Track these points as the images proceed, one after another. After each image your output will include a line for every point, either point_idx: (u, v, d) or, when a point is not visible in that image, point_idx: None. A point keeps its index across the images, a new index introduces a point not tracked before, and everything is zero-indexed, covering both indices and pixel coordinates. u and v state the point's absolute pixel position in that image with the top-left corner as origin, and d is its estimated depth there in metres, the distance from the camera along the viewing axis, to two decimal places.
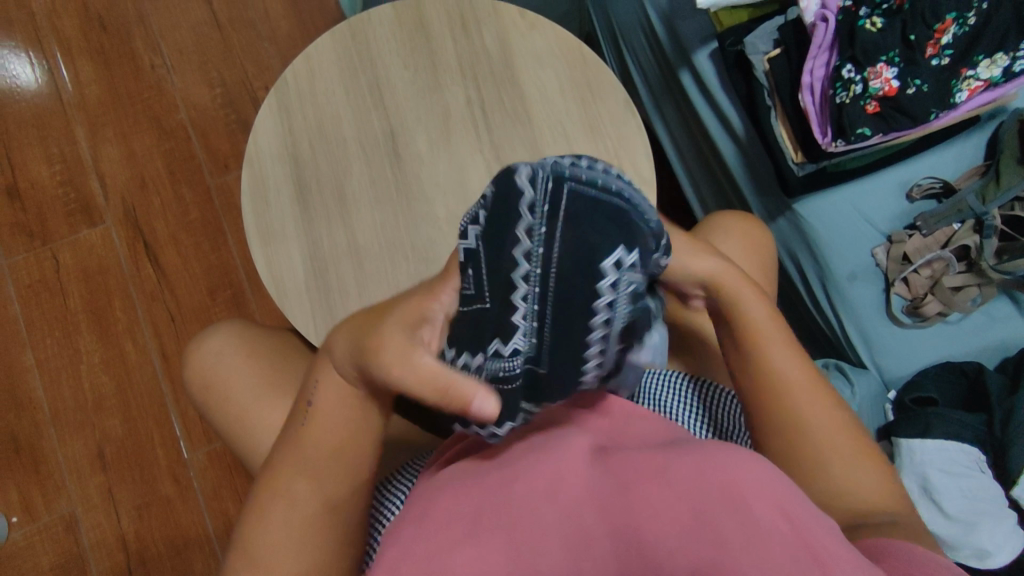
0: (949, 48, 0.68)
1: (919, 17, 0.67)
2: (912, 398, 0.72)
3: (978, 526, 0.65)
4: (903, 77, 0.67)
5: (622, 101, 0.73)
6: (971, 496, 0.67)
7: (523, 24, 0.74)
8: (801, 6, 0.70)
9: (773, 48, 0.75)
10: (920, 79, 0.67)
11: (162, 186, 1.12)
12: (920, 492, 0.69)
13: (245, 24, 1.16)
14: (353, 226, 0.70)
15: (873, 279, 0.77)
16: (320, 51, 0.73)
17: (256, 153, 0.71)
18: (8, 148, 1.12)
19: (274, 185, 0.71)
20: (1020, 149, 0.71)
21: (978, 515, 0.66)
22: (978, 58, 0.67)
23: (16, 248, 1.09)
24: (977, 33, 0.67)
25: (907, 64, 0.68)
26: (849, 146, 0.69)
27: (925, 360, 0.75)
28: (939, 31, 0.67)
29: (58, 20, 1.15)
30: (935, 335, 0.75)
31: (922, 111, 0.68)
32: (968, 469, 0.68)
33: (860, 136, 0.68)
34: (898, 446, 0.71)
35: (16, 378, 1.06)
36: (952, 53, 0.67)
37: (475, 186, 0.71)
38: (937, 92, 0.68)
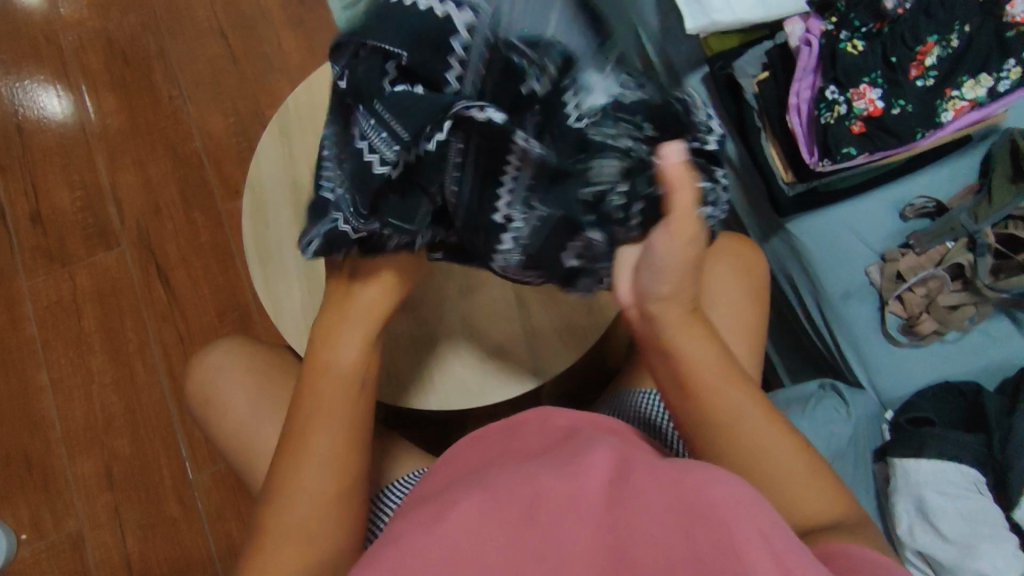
0: (934, 70, 0.69)
1: (899, 39, 0.69)
2: (909, 417, 0.72)
3: (977, 549, 0.64)
4: (887, 97, 0.69)
5: None
6: (968, 518, 0.66)
7: None
8: (786, 30, 0.73)
9: (761, 71, 0.77)
10: (903, 100, 0.69)
11: (176, 211, 1.16)
12: (918, 515, 0.68)
13: (259, 57, 1.21)
14: None
15: (868, 297, 0.77)
16: (322, 80, 0.77)
17: (258, 178, 0.74)
18: (33, 175, 1.18)
19: (275, 208, 0.74)
20: (1012, 168, 0.71)
21: (977, 537, 0.64)
22: (962, 79, 0.68)
23: (36, 270, 1.14)
24: (959, 56, 0.68)
25: (890, 85, 0.70)
26: (836, 166, 0.70)
27: (922, 380, 0.75)
28: (922, 53, 0.69)
29: (85, 55, 1.22)
30: (932, 355, 0.75)
31: (908, 130, 0.69)
32: (968, 491, 0.67)
33: (845, 156, 0.69)
34: (893, 467, 0.71)
35: (31, 396, 1.09)
36: (936, 74, 0.69)
37: None
38: (922, 112, 0.69)
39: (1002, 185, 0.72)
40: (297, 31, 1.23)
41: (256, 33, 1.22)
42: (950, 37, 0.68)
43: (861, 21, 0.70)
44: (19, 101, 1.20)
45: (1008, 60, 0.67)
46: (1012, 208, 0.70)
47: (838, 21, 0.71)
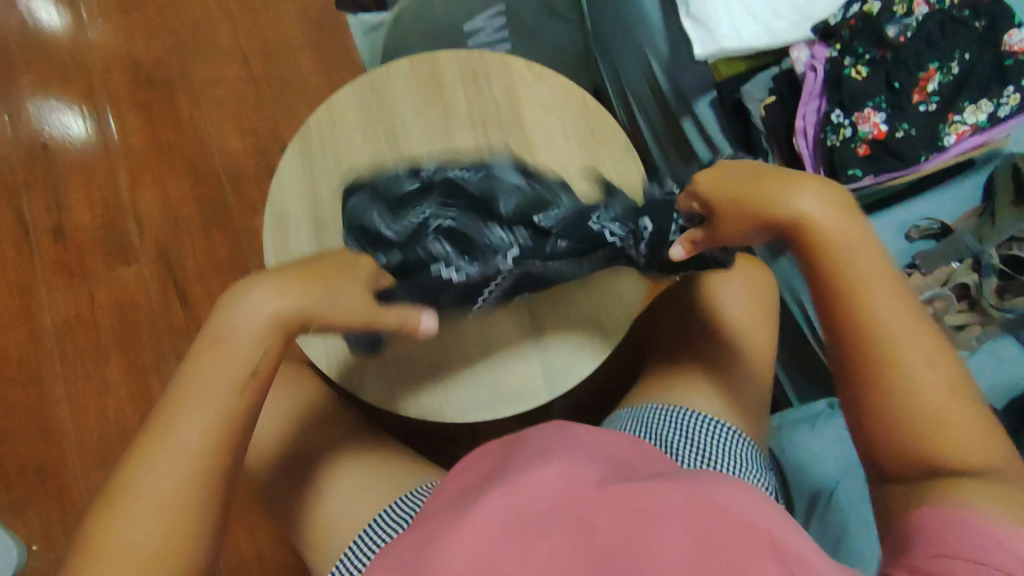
0: (936, 95, 0.71)
1: (902, 64, 0.72)
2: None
3: None
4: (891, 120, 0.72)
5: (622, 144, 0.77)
6: None
7: (529, 75, 0.80)
8: (792, 57, 0.77)
9: (768, 96, 0.79)
10: (907, 123, 0.71)
11: (194, 227, 1.18)
12: None
13: (279, 81, 1.26)
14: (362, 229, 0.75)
15: None
16: (342, 101, 0.80)
17: (277, 193, 0.77)
18: (56, 192, 1.21)
19: (294, 222, 0.76)
20: (1015, 192, 0.73)
21: None
22: (963, 105, 0.70)
23: (56, 284, 1.16)
24: (961, 81, 0.70)
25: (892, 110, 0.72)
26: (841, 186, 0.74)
27: None
28: (923, 79, 0.71)
29: (110, 77, 1.26)
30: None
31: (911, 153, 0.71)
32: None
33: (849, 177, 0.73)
34: None
35: (47, 408, 1.10)
36: (938, 99, 0.71)
37: None
38: (925, 135, 0.71)
39: (1006, 207, 0.73)
40: (315, 56, 1.27)
41: (275, 58, 1.27)
42: (950, 64, 0.70)
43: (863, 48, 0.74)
44: (46, 122, 1.24)
45: (1008, 86, 0.68)
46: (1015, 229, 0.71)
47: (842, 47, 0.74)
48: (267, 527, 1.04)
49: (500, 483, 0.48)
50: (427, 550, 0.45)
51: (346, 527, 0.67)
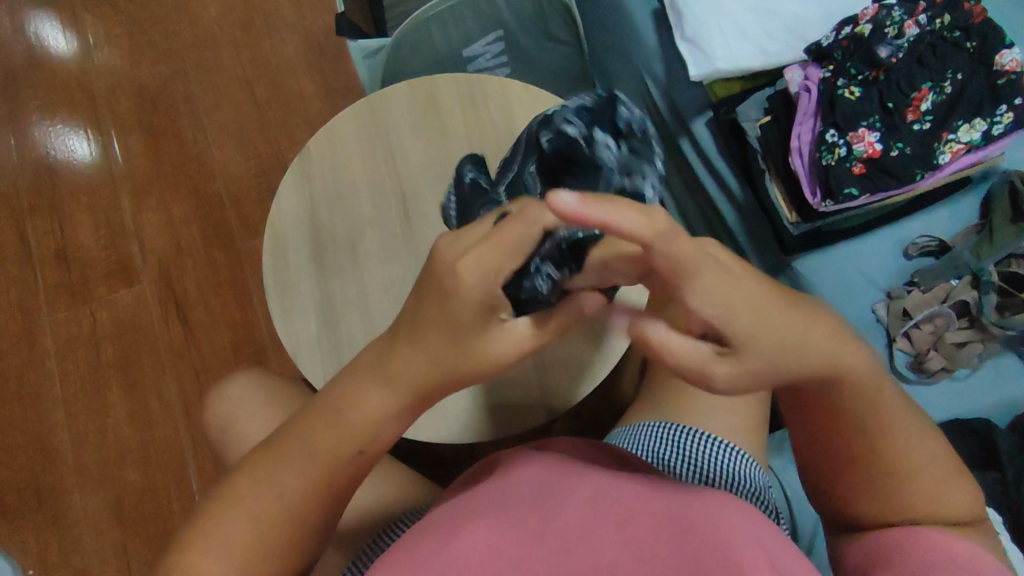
0: (929, 114, 0.70)
1: (894, 86, 0.71)
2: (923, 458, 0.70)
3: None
4: (886, 140, 0.70)
5: None
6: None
7: (527, 98, 0.81)
8: (785, 78, 0.75)
9: (763, 116, 0.80)
10: (902, 142, 0.70)
11: (195, 248, 1.19)
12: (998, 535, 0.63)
13: (281, 104, 1.28)
14: (364, 275, 0.75)
15: (875, 333, 0.77)
16: (342, 125, 0.81)
17: (277, 219, 0.76)
18: (61, 213, 1.22)
19: (293, 243, 0.76)
20: (1012, 209, 0.74)
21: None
22: (957, 124, 0.69)
23: (59, 305, 1.17)
24: (953, 101, 0.70)
25: (878, 125, 0.71)
26: (838, 206, 0.71)
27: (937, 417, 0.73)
28: (917, 99, 0.70)
29: (116, 101, 1.28)
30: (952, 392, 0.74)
31: (913, 165, 0.70)
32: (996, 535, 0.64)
33: (846, 196, 0.70)
34: None
35: (47, 430, 1.10)
36: (932, 118, 0.70)
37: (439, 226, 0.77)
38: (918, 150, 0.70)
39: (1004, 222, 0.73)
40: (318, 80, 1.29)
41: (278, 82, 1.29)
42: (938, 83, 0.70)
43: (849, 66, 0.72)
44: (50, 145, 1.25)
45: (1001, 105, 0.68)
46: (1013, 246, 0.72)
47: (835, 66, 0.72)
48: None
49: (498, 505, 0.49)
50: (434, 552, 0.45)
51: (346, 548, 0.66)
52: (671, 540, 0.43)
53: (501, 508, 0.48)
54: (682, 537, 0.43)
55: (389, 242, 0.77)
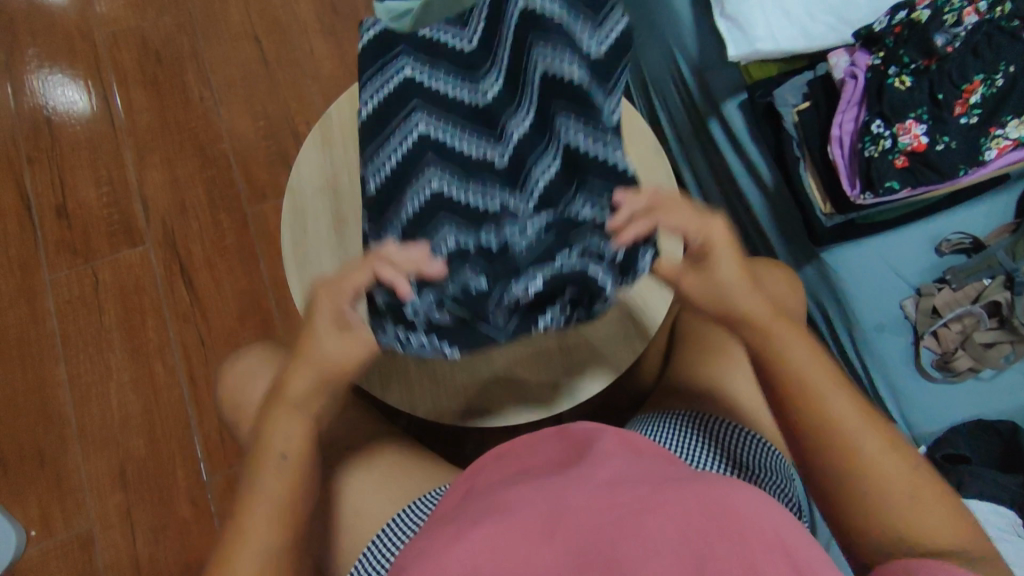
0: (978, 107, 0.68)
1: (946, 76, 0.68)
2: (944, 455, 0.71)
3: None
4: (930, 133, 0.68)
5: (650, 143, 0.76)
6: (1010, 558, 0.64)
7: None
8: (830, 63, 0.73)
9: (802, 102, 0.78)
10: (948, 136, 0.68)
11: (201, 211, 1.16)
12: None
13: (291, 63, 1.23)
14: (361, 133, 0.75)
15: (901, 330, 0.76)
16: None
17: (297, 183, 0.72)
18: (61, 169, 1.18)
19: (313, 214, 0.72)
20: None
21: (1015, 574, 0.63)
22: (1006, 119, 0.67)
23: (59, 265, 1.14)
24: (1005, 95, 0.67)
25: (925, 116, 0.69)
26: (877, 199, 0.70)
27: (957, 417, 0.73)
28: (967, 91, 0.68)
29: (118, 53, 1.23)
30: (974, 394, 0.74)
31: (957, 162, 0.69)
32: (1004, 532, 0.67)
33: (886, 189, 0.69)
34: None
35: (49, 392, 1.08)
36: (980, 112, 0.68)
37: None
38: (962, 145, 0.69)
39: None
40: (329, 40, 1.24)
41: (288, 40, 1.24)
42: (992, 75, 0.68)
43: (901, 55, 0.69)
44: (48, 95, 1.21)
45: None
46: None
47: (885, 55, 0.70)
48: None
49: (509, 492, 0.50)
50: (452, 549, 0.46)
51: (366, 526, 0.65)
52: (689, 539, 0.43)
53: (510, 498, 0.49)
54: (699, 523, 0.44)
55: None
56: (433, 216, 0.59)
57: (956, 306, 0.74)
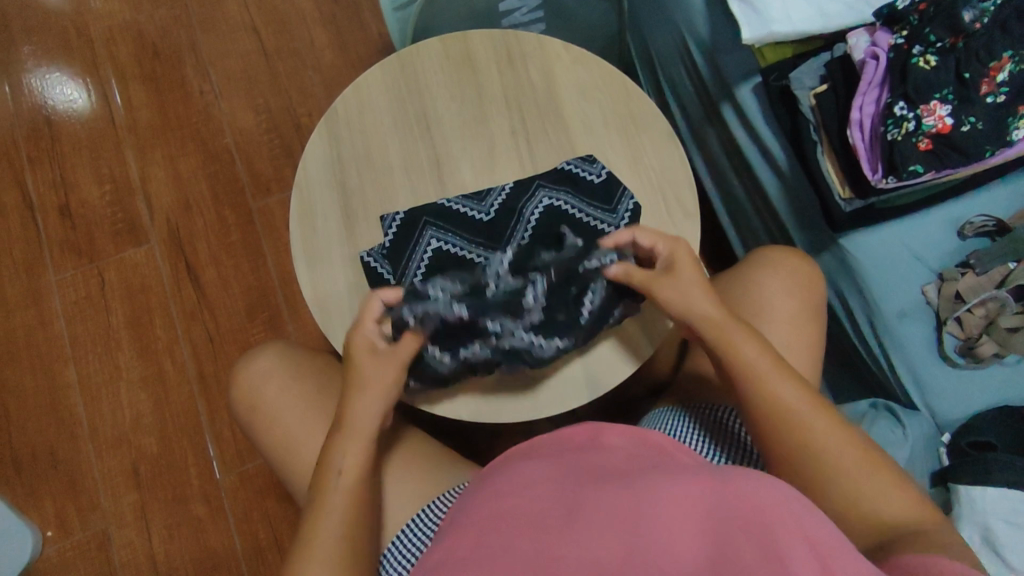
0: (1005, 85, 0.66)
1: (973, 54, 0.66)
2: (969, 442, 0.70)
3: None
4: (956, 115, 0.66)
5: (665, 131, 0.74)
6: None
7: (567, 57, 0.76)
8: (850, 44, 0.71)
9: (819, 84, 0.77)
10: (974, 117, 0.66)
11: (205, 207, 1.14)
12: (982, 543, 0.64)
13: (292, 54, 1.20)
14: (369, 127, 0.73)
15: (924, 317, 0.75)
16: (370, 81, 0.75)
17: (304, 181, 0.71)
18: (62, 167, 1.16)
19: (322, 209, 0.70)
20: None
21: None
22: None
23: (64, 265, 1.13)
24: None
25: (951, 98, 0.67)
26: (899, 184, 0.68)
27: (980, 405, 0.73)
28: (994, 69, 0.66)
29: (115, 47, 1.20)
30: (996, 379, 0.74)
31: (983, 144, 0.67)
32: None
33: (910, 173, 0.67)
34: None
35: (59, 393, 1.08)
36: (1008, 90, 0.66)
37: (485, 80, 0.76)
38: (989, 126, 0.67)
39: None
40: (330, 29, 1.21)
41: (288, 31, 1.21)
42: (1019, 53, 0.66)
43: (926, 34, 0.67)
44: (46, 93, 1.19)
45: None
46: None
47: (908, 35, 0.68)
48: (286, 517, 1.03)
49: (517, 500, 0.49)
50: (461, 553, 0.46)
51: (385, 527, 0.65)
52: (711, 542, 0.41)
53: (516, 504, 0.48)
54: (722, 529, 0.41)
55: (407, 82, 0.75)
56: (474, 367, 0.62)
57: (989, 294, 0.72)
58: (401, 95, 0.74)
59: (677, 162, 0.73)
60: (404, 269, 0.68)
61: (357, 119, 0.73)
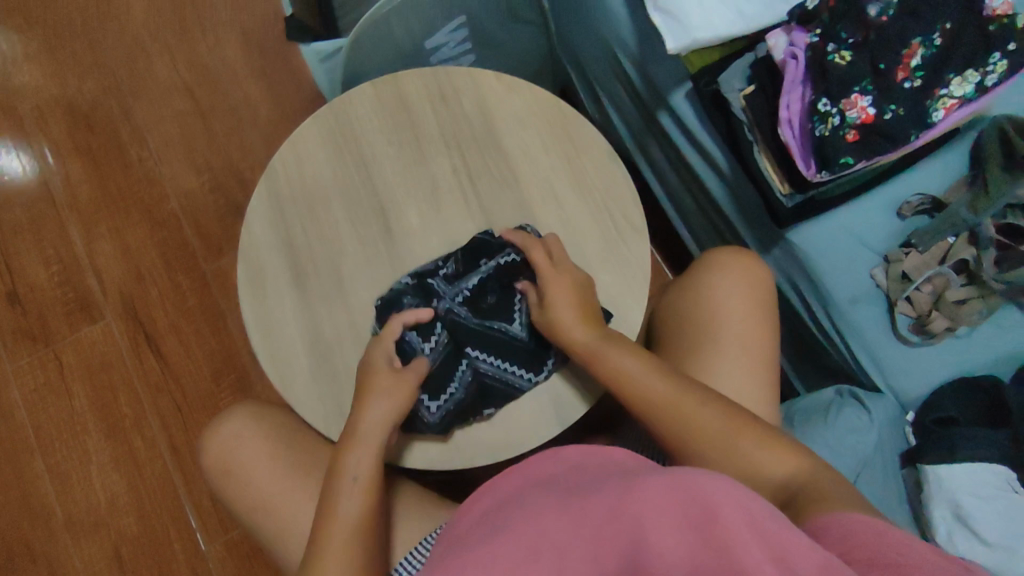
0: (920, 70, 0.69)
1: (885, 44, 0.68)
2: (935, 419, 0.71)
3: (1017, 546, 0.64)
4: (878, 103, 0.68)
5: (605, 150, 0.75)
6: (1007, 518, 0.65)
7: (499, 87, 0.77)
8: (770, 45, 0.72)
9: (748, 86, 0.78)
10: (895, 104, 0.69)
11: (158, 275, 1.12)
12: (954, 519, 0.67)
13: (229, 110, 1.19)
14: (310, 182, 0.72)
15: (876, 299, 0.77)
16: (305, 136, 0.74)
17: (250, 247, 0.70)
18: (4, 252, 1.13)
19: (271, 272, 0.69)
20: (1003, 158, 0.74)
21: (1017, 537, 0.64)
22: (949, 78, 0.69)
23: (18, 352, 1.09)
24: (944, 55, 0.68)
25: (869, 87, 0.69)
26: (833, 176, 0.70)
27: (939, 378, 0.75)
28: (907, 56, 0.68)
29: (46, 124, 1.18)
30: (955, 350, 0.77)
31: (907, 127, 0.69)
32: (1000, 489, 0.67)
33: (843, 165, 0.69)
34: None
35: (27, 485, 1.04)
36: (923, 74, 0.69)
37: (421, 121, 0.76)
38: (909, 109, 0.69)
39: (997, 170, 0.74)
40: (264, 80, 1.21)
41: (222, 87, 1.20)
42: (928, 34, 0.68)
43: (838, 29, 0.69)
44: None
45: (993, 54, 0.68)
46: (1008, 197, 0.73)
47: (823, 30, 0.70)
48: None
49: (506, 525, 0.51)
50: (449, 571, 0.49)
51: None
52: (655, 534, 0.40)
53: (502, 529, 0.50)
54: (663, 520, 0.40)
55: (343, 132, 0.75)
56: (472, 411, 0.65)
57: (932, 270, 0.75)
58: (339, 146, 0.74)
59: (618, 183, 0.74)
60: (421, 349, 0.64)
61: (296, 175, 0.72)
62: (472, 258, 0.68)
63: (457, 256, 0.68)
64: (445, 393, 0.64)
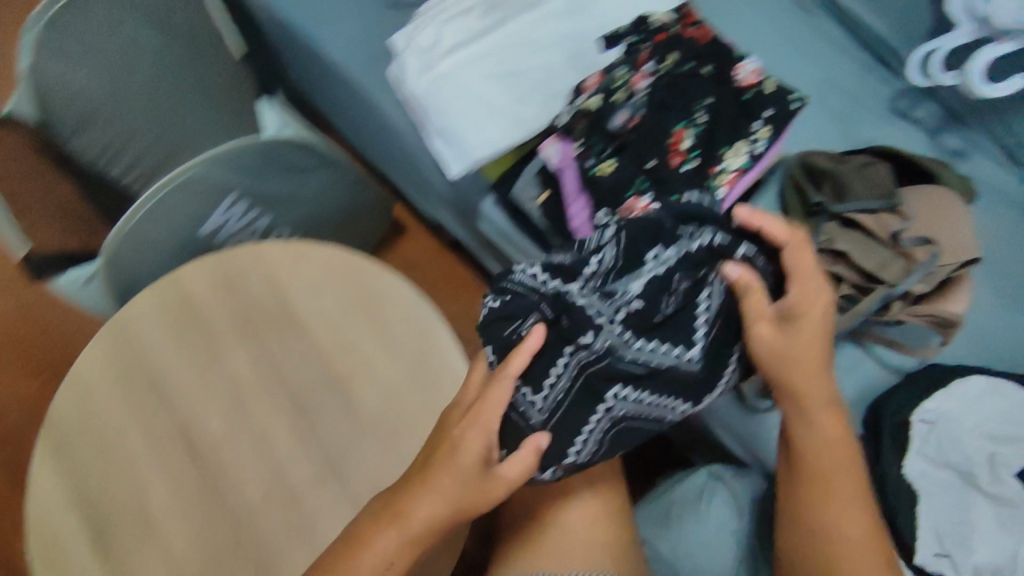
0: (693, 150, 0.68)
1: (649, 139, 0.68)
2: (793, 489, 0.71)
3: None
4: (658, 197, 0.66)
5: (410, 296, 0.72)
6: None
7: (288, 256, 0.73)
8: (541, 158, 0.70)
9: (539, 192, 0.74)
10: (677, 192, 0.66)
11: (12, 497, 1.04)
12: None
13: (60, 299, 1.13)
14: (96, 420, 0.67)
15: None
16: (84, 366, 0.68)
17: (37, 517, 0.63)
18: None
19: (67, 537, 0.63)
20: (802, 205, 0.75)
21: None
22: (722, 153, 0.68)
23: None
24: (710, 130, 0.68)
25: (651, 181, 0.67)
26: None
27: None
28: (675, 143, 0.68)
29: None
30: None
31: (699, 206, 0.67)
32: None
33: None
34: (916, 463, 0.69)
35: None
36: (697, 154, 0.68)
37: (209, 314, 0.71)
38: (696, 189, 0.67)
39: (801, 216, 0.75)
40: None
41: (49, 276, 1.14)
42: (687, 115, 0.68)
43: (596, 136, 0.69)
44: None
45: (754, 121, 0.69)
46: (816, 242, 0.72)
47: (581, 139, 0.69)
48: None
49: None
50: None
51: None
52: None
53: None
54: None
55: (128, 349, 0.69)
56: (609, 456, 0.58)
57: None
58: (122, 368, 0.68)
59: (433, 339, 0.70)
60: (531, 408, 0.56)
61: (78, 414, 0.66)
62: (688, 271, 0.57)
63: (677, 268, 0.57)
64: (577, 446, 0.56)
